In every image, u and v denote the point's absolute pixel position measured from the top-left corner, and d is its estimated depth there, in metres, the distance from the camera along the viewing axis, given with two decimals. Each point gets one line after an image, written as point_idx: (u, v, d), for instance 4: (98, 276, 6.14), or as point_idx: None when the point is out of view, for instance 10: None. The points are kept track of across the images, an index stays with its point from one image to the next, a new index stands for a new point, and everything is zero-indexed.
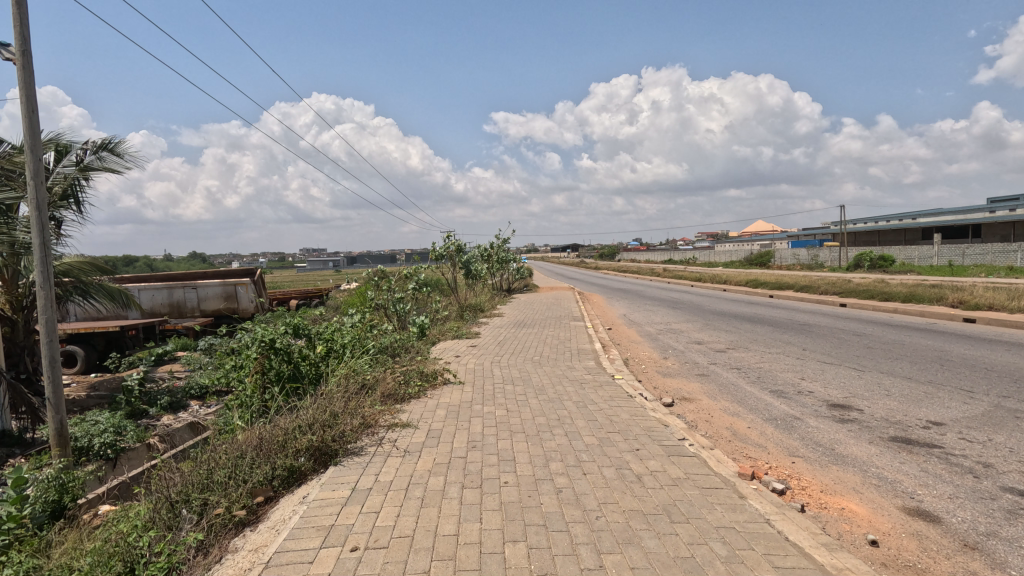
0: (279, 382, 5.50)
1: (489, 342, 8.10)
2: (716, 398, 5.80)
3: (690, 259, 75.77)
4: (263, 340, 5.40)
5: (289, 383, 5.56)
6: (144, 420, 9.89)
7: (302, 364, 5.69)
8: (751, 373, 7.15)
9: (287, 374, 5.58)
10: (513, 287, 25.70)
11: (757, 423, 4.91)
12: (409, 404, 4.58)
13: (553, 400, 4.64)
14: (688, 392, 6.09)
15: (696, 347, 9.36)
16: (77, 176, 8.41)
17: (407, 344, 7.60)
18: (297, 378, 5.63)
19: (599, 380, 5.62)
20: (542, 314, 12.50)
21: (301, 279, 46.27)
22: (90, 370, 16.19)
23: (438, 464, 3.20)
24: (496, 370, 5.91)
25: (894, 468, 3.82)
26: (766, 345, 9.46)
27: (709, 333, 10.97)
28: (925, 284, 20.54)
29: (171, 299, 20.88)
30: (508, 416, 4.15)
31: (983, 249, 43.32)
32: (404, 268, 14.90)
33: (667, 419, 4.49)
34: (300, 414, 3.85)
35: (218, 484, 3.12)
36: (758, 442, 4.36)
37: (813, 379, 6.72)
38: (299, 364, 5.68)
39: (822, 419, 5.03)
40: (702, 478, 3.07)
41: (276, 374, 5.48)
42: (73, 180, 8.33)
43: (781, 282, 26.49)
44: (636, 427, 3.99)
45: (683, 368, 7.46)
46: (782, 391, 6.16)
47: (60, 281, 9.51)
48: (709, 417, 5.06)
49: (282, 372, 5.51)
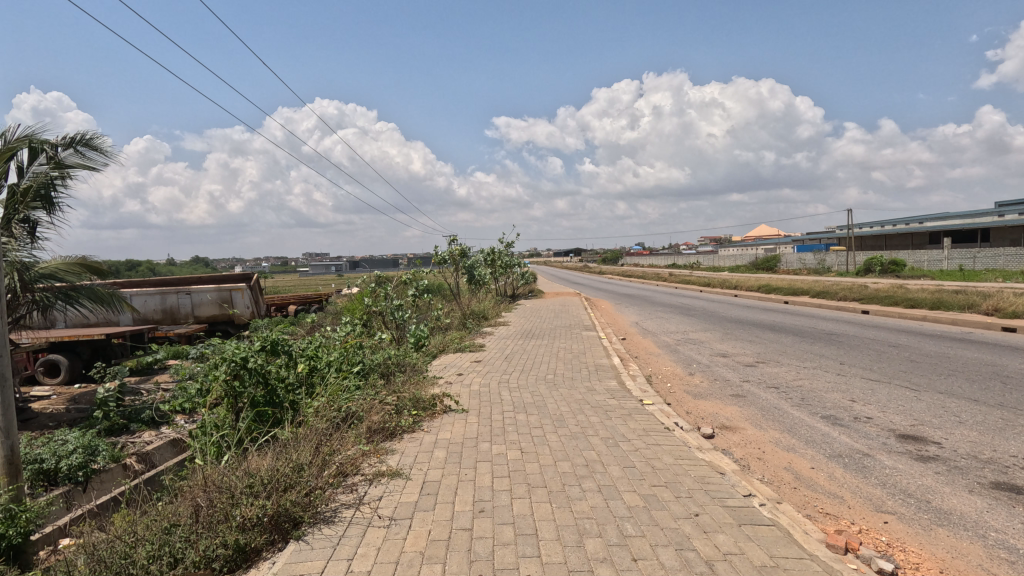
0: (252, 409, 4.72)
1: (495, 356, 7.28)
2: (762, 426, 4.97)
3: (695, 263, 74.97)
4: (232, 359, 4.61)
5: (263, 410, 4.79)
6: (122, 437, 9.05)
7: (278, 387, 4.94)
8: (792, 393, 6.32)
9: (261, 399, 4.81)
10: (518, 292, 24.93)
11: (822, 462, 4.07)
12: (401, 442, 3.76)
13: (575, 436, 3.80)
14: (727, 419, 5.25)
15: (722, 360, 8.53)
16: (55, 173, 7.56)
17: (405, 359, 6.80)
18: (273, 405, 4.85)
19: (627, 406, 4.81)
20: (551, 322, 11.67)
21: (303, 283, 45.69)
22: (75, 380, 15.43)
23: (435, 542, 2.36)
24: (505, 394, 5.10)
25: (1019, 533, 2.97)
26: (798, 359, 8.61)
27: (732, 344, 10.14)
28: (947, 289, 19.61)
29: (164, 304, 20.12)
30: (523, 461, 3.32)
31: (995, 254, 42.36)
32: (403, 274, 14.11)
33: (718, 460, 3.65)
34: (260, 463, 3.02)
35: (136, 570, 2.27)
36: (831, 492, 3.53)
37: (867, 402, 5.87)
38: (275, 388, 4.92)
39: (898, 456, 4.18)
40: (795, 565, 2.24)
41: (248, 400, 4.70)
42: (48, 178, 7.49)
43: (795, 287, 25.62)
44: (685, 476, 3.17)
45: (713, 387, 6.62)
46: (836, 417, 5.32)
47: (43, 286, 8.57)
48: (761, 455, 4.22)
49: (255, 397, 4.74)
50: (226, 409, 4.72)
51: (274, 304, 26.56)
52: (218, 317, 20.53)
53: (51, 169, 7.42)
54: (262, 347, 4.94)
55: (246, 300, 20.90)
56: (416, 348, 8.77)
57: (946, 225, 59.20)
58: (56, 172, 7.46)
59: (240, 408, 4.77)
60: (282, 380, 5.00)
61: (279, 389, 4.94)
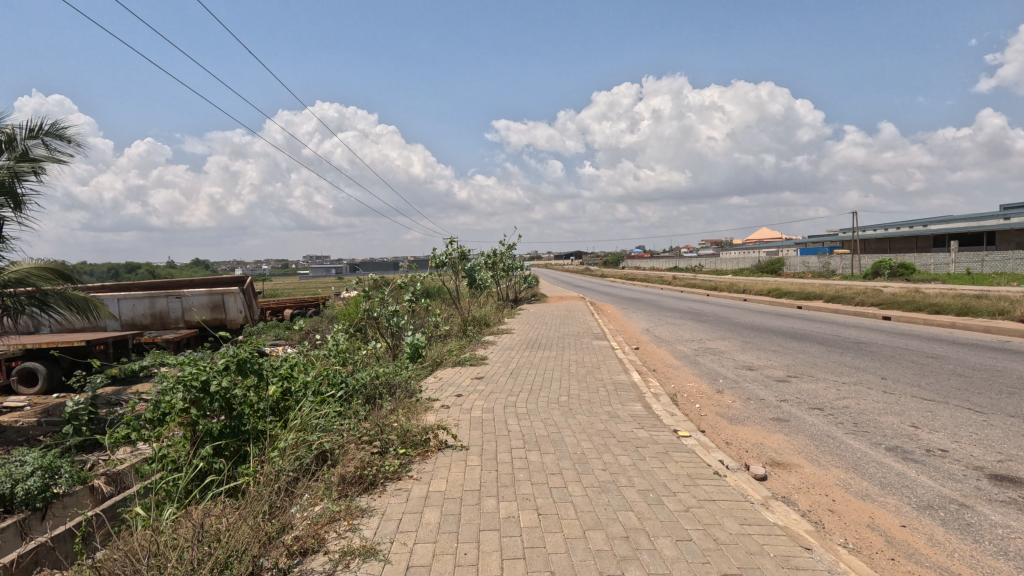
0: (212, 441, 3.95)
1: (500, 372, 6.44)
2: (822, 463, 4.13)
3: (698, 267, 74.20)
4: (187, 383, 3.81)
5: (225, 443, 4.02)
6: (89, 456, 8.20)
7: (246, 413, 4.16)
8: (841, 416, 5.49)
9: (223, 428, 4.05)
10: (520, 296, 24.15)
11: (912, 518, 3.24)
12: (383, 495, 2.95)
13: (605, 489, 2.99)
14: (776, 452, 4.43)
15: (749, 375, 7.70)
16: (20, 167, 6.41)
17: (396, 375, 5.98)
18: (238, 436, 4.09)
19: (660, 439, 3.99)
20: (558, 330, 10.82)
21: (302, 286, 44.97)
22: (54, 390, 14.60)
23: None
24: (514, 423, 4.28)
25: None
26: (833, 372, 7.79)
27: (755, 355, 9.32)
28: (968, 294, 18.75)
29: (154, 309, 19.25)
30: (542, 531, 2.50)
31: (1004, 257, 41.59)
32: (399, 277, 13.30)
33: (790, 521, 2.84)
34: (179, 552, 2.25)
35: None
36: (942, 566, 2.71)
37: (933, 428, 5.04)
38: (242, 414, 4.15)
39: (1005, 508, 3.36)
40: None
41: (207, 431, 3.93)
42: (13, 171, 6.33)
43: (806, 291, 24.79)
44: (762, 554, 2.35)
45: (749, 409, 5.79)
46: (903, 449, 4.51)
47: (10, 292, 7.66)
48: (834, 506, 3.39)
49: (217, 428, 3.98)
50: (184, 440, 3.98)
51: (269, 307, 25.77)
52: (210, 321, 19.71)
53: (16, 162, 6.34)
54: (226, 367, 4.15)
55: (239, 304, 20.07)
56: (412, 359, 7.93)
57: (951, 228, 58.44)
58: (22, 164, 6.38)
59: (200, 441, 3.99)
60: (249, 404, 4.21)
61: (246, 416, 4.16)
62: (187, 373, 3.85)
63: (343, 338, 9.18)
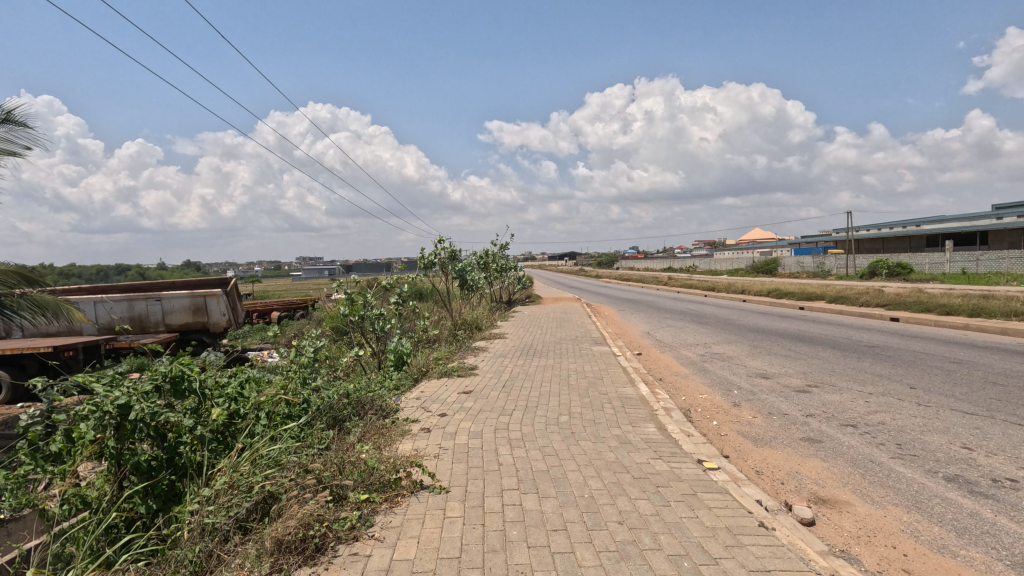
0: (138, 477, 3.22)
1: (491, 385, 5.71)
2: (876, 500, 3.43)
3: (692, 267, 73.83)
4: (101, 410, 3.08)
5: (156, 480, 3.30)
6: None
7: (184, 441, 3.42)
8: (880, 435, 4.81)
9: (154, 462, 3.32)
10: (514, 298, 23.44)
11: None
12: (332, 569, 2.23)
13: (626, 556, 2.27)
14: (818, 483, 3.73)
15: (765, 385, 7.02)
16: None
17: (372, 391, 5.21)
18: (172, 469, 3.37)
19: (685, 474, 3.27)
20: (554, 335, 10.10)
21: (293, 288, 44.00)
22: (18, 399, 13.74)
23: None
24: (507, 454, 3.56)
25: None
26: (856, 381, 7.11)
27: (766, 361, 8.64)
28: (974, 294, 18.18)
29: (132, 312, 18.37)
30: None
31: (999, 257, 41.31)
32: (384, 278, 12.53)
33: None
34: None
35: None
36: None
37: (991, 451, 4.35)
38: (178, 442, 3.43)
39: None
40: None
41: (132, 465, 3.21)
42: None
43: (806, 292, 24.21)
44: None
45: (774, 427, 5.09)
46: (966, 478, 3.82)
47: None
48: (908, 564, 2.71)
49: (145, 461, 3.25)
50: (106, 475, 3.27)
51: (255, 310, 24.89)
52: (191, 325, 18.82)
53: None
54: (157, 387, 3.39)
55: (221, 307, 19.10)
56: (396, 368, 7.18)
57: (945, 227, 58.24)
58: None
59: (125, 476, 3.26)
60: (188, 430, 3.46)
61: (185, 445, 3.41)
62: (101, 395, 3.12)
63: (323, 345, 8.43)
